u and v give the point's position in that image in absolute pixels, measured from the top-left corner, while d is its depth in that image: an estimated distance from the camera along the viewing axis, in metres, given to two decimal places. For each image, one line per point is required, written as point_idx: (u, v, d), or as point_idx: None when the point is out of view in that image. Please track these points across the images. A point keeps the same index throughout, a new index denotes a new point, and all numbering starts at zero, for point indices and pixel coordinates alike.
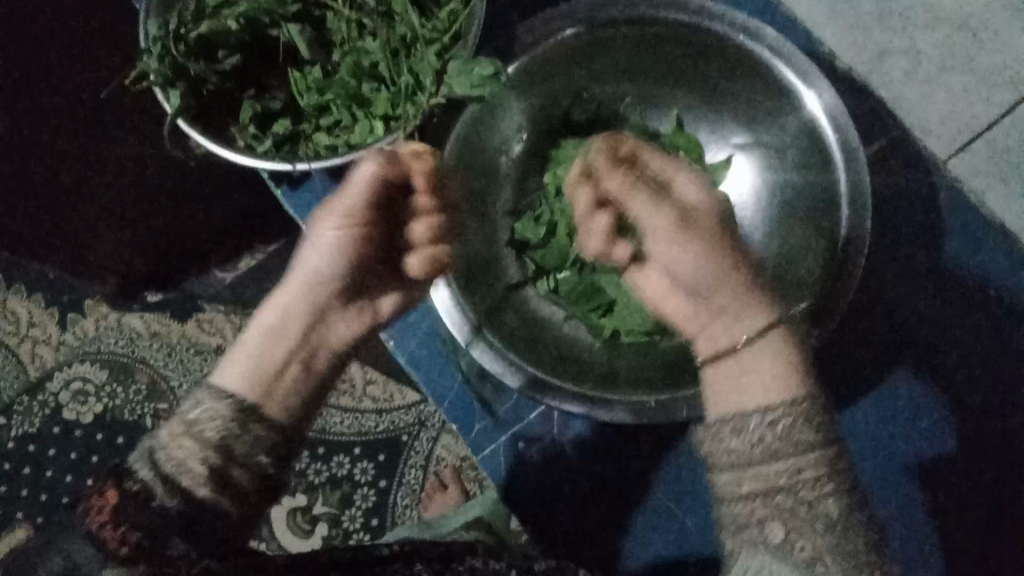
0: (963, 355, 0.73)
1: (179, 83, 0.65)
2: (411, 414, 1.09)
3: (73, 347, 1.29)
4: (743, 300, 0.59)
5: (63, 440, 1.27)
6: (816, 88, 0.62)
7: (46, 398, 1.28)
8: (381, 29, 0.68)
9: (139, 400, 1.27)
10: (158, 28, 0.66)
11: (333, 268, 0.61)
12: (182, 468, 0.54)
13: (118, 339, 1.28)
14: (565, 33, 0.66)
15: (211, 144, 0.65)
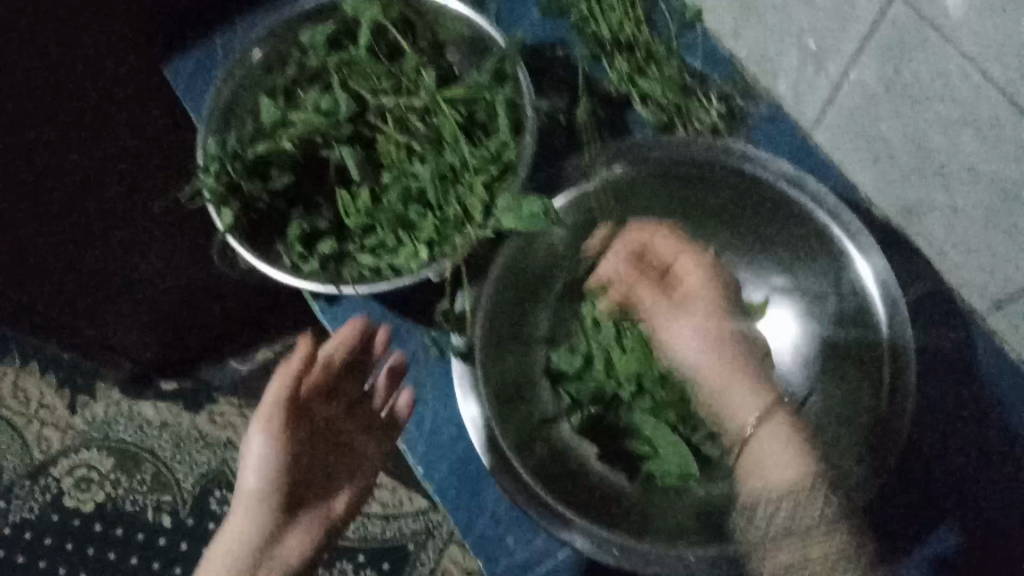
0: (1004, 540, 0.70)
1: (231, 200, 0.66)
2: None
3: (82, 431, 1.50)
4: (747, 380, 0.69)
5: (108, 516, 1.46)
6: (856, 239, 0.63)
7: (49, 483, 1.48)
8: (430, 155, 0.70)
9: (140, 490, 1.47)
10: (216, 146, 0.67)
11: (266, 479, 0.73)
12: None
13: (127, 427, 1.49)
14: (613, 169, 0.67)
15: (256, 262, 0.66)
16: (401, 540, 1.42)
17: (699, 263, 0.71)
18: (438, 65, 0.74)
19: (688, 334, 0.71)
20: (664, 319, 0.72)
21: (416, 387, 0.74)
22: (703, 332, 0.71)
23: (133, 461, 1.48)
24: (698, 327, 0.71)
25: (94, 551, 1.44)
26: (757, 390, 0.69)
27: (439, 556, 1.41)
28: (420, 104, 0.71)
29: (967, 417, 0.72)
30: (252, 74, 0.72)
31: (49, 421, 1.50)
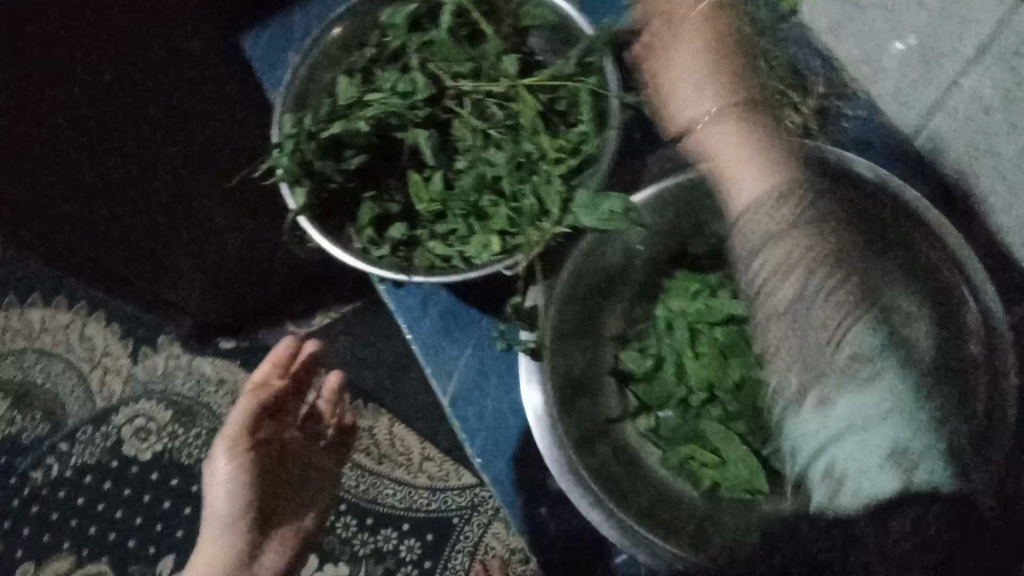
0: None
1: (305, 180, 0.66)
2: (465, 498, 1.43)
3: (142, 382, 1.53)
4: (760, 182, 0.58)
5: (165, 467, 1.50)
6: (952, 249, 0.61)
7: (111, 430, 1.51)
8: (508, 143, 0.68)
9: (196, 444, 1.50)
10: (292, 124, 0.67)
11: (233, 505, 0.80)
12: None
13: (186, 381, 1.53)
14: (704, 168, 0.64)
15: (327, 244, 0.64)
16: (446, 514, 1.43)
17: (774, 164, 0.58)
18: (520, 49, 0.72)
19: (736, 139, 0.60)
20: (721, 140, 0.60)
21: (482, 379, 0.73)
22: (759, 141, 0.60)
23: (191, 416, 1.52)
24: (762, 138, 0.60)
25: (151, 498, 1.48)
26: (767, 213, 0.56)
27: (482, 532, 1.42)
28: (499, 90, 0.69)
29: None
30: (330, 48, 0.70)
31: (112, 370, 1.54)
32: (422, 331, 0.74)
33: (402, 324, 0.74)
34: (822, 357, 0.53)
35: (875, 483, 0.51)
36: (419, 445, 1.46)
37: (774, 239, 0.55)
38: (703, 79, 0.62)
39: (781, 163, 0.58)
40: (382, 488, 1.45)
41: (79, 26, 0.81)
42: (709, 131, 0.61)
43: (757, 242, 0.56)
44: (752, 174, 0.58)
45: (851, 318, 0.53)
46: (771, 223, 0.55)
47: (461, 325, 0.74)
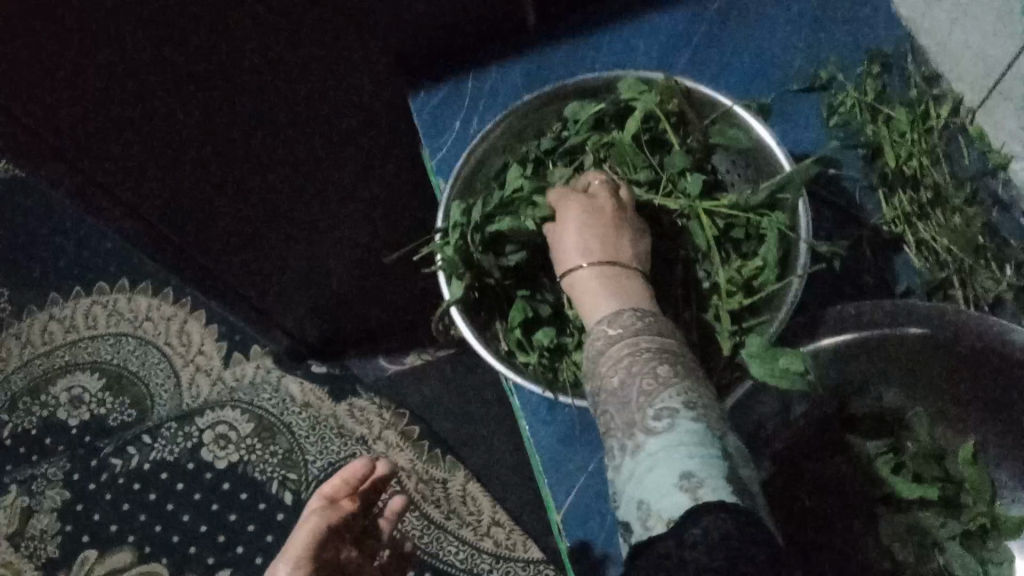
0: None
1: (465, 273, 0.64)
2: (528, 571, 1.38)
3: (230, 389, 1.54)
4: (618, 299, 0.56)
5: (236, 479, 1.47)
6: None
7: (192, 432, 1.51)
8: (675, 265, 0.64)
9: (271, 462, 1.48)
10: (460, 212, 0.65)
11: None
12: None
13: (272, 397, 1.53)
14: (908, 330, 0.62)
15: (475, 343, 0.62)
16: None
17: (612, 285, 0.57)
18: (702, 165, 0.69)
19: (595, 280, 0.57)
20: (588, 286, 0.57)
21: (604, 499, 0.69)
22: (622, 283, 0.57)
23: (270, 433, 1.50)
24: (611, 277, 0.57)
25: (216, 508, 1.46)
26: (609, 298, 0.56)
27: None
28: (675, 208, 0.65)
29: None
30: (512, 131, 0.69)
31: (203, 371, 1.55)
32: (546, 439, 0.71)
33: (526, 428, 0.72)
34: (632, 415, 0.52)
35: (665, 504, 0.48)
36: (490, 507, 1.41)
37: (611, 364, 0.53)
38: (586, 226, 0.60)
39: (641, 321, 0.54)
40: (445, 544, 1.41)
41: (262, 75, 0.77)
42: (579, 279, 0.58)
43: (602, 371, 0.54)
44: (608, 319, 0.55)
45: (672, 383, 0.52)
46: (614, 366, 0.53)
47: (589, 438, 0.71)
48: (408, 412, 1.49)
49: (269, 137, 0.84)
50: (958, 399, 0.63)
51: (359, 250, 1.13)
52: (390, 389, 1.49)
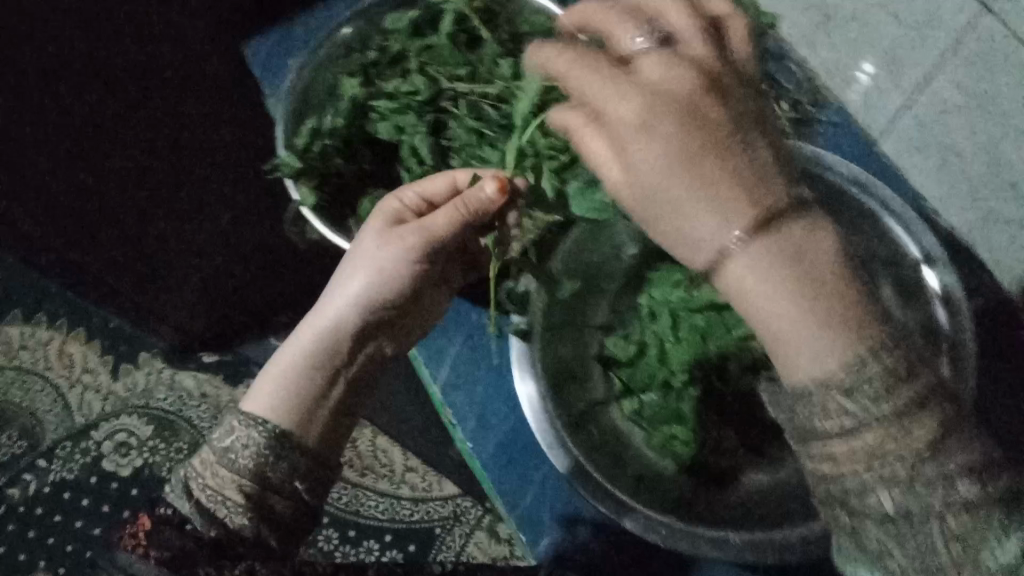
0: None
1: (310, 174, 0.68)
2: (447, 508, 1.41)
3: (122, 399, 1.43)
4: (832, 318, 0.41)
5: (119, 495, 1.37)
6: (923, 249, 0.63)
7: (89, 446, 1.40)
8: (500, 142, 0.71)
9: (177, 458, 1.39)
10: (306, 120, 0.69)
11: (304, 376, 0.63)
12: (219, 498, 0.61)
13: (168, 395, 1.42)
14: None
15: (329, 235, 0.67)
16: (429, 524, 1.41)
17: (794, 291, 0.41)
18: (515, 53, 0.75)
19: (770, 268, 0.42)
20: (762, 281, 0.42)
21: (474, 364, 0.77)
22: (819, 291, 0.42)
23: (173, 430, 1.41)
24: (799, 279, 0.42)
25: None
26: (815, 331, 0.41)
27: (463, 543, 1.39)
28: (493, 92, 0.72)
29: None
30: (340, 49, 0.75)
31: (93, 388, 1.43)
32: None
33: None
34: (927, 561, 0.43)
35: None
36: (401, 457, 1.43)
37: (852, 434, 0.42)
38: (667, 152, 0.43)
39: (851, 329, 0.41)
40: (363, 499, 1.42)
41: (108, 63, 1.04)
42: (746, 256, 0.42)
43: (810, 422, 0.43)
44: (827, 346, 0.41)
45: (987, 502, 0.42)
46: (837, 413, 0.42)
47: (466, 326, 0.79)
48: None
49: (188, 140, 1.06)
50: None
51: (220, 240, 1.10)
52: None
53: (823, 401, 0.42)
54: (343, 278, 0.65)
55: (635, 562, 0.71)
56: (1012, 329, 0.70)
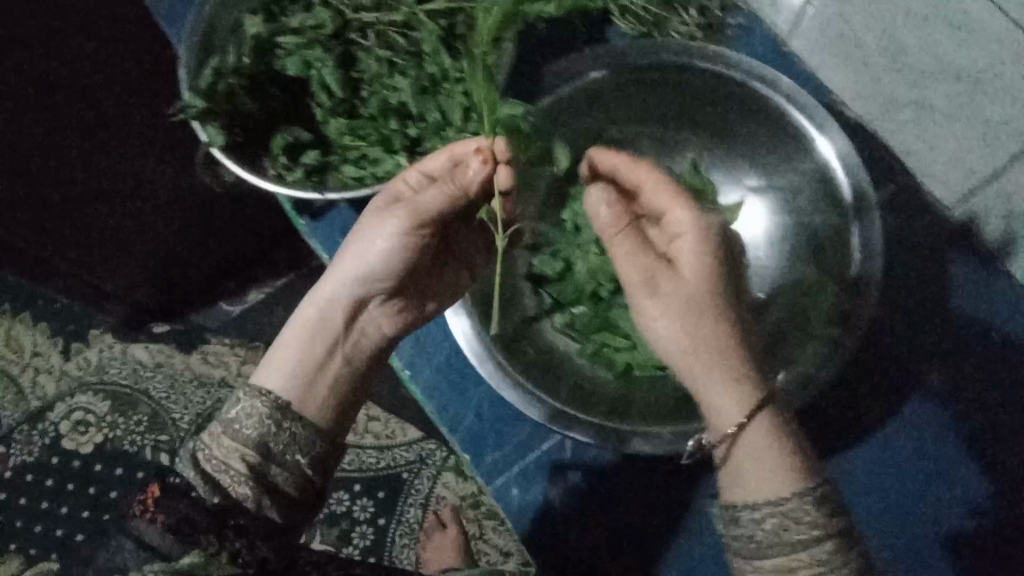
0: (989, 413, 0.70)
1: (217, 116, 0.67)
2: (411, 452, 1.19)
3: (77, 377, 1.34)
4: (778, 469, 0.53)
5: (81, 473, 1.26)
6: (829, 140, 0.63)
7: (47, 427, 1.30)
8: (410, 68, 0.71)
9: (138, 432, 1.28)
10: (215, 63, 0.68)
11: (305, 353, 0.64)
12: (223, 465, 0.59)
13: (122, 369, 1.32)
14: (591, 76, 0.68)
15: (243, 173, 0.67)
16: (396, 471, 1.18)
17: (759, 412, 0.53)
18: None
19: (755, 440, 0.53)
20: (758, 452, 0.53)
21: None
22: (778, 460, 0.53)
23: (131, 403, 1.29)
24: (763, 441, 0.53)
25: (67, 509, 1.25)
26: (782, 475, 0.53)
27: (432, 490, 1.17)
28: (399, 19, 0.71)
29: (952, 291, 0.72)
30: None
31: (45, 370, 1.35)
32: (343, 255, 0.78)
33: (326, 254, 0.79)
34: (773, 532, 0.52)
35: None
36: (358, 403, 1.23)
37: (778, 535, 0.52)
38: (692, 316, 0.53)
39: (795, 462, 0.54)
40: None
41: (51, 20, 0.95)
42: (738, 445, 0.54)
43: (753, 536, 0.53)
44: (782, 481, 0.53)
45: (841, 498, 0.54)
46: (805, 528, 0.52)
47: None
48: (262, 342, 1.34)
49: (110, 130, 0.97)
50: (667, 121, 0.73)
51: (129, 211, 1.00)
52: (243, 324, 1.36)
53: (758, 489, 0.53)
54: (340, 257, 0.65)
55: (571, 465, 0.74)
56: (911, 209, 0.73)
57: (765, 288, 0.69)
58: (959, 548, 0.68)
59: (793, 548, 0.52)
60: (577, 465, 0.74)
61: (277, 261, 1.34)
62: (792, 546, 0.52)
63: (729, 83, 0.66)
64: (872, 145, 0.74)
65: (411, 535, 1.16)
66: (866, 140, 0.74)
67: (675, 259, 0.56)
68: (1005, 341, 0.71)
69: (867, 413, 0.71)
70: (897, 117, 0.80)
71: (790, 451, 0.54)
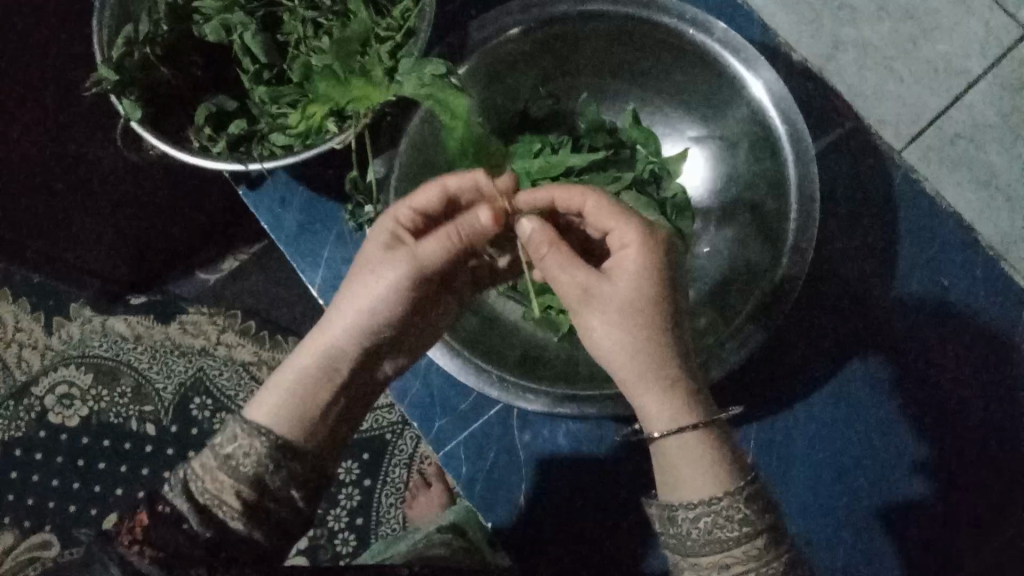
0: (936, 354, 0.69)
1: (132, 90, 0.65)
2: (395, 412, 1.12)
3: (60, 351, 1.19)
4: (716, 469, 0.50)
5: (66, 446, 1.16)
6: (763, 85, 0.61)
7: (31, 403, 1.18)
8: (335, 28, 0.67)
9: (123, 404, 1.16)
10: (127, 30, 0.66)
11: (309, 397, 0.58)
12: (218, 500, 0.55)
13: (104, 343, 1.19)
14: (510, 33, 0.65)
15: (164, 146, 0.65)
16: (379, 433, 1.12)
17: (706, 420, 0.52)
18: None
19: (691, 447, 0.51)
20: (690, 457, 0.51)
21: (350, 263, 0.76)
22: (715, 464, 0.51)
23: (113, 375, 1.17)
24: (702, 449, 0.51)
25: (59, 482, 1.15)
26: (716, 475, 0.50)
27: (416, 448, 1.11)
28: None
29: (898, 232, 0.71)
30: None
31: (29, 346, 1.20)
32: (283, 227, 0.76)
33: (266, 224, 0.76)
34: (703, 534, 0.50)
35: None
36: None
37: (717, 539, 0.49)
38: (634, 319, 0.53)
39: (729, 464, 0.51)
40: None
41: None
42: (670, 446, 0.51)
43: (687, 538, 0.50)
44: (718, 482, 0.50)
45: None
46: (737, 525, 0.49)
47: (321, 218, 0.76)
48: (241, 309, 1.18)
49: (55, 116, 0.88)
50: (603, 72, 0.71)
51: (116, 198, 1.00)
52: (216, 291, 1.19)
53: (690, 492, 0.50)
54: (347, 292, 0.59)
55: (521, 427, 0.74)
56: (855, 152, 0.72)
57: (706, 249, 0.69)
58: (921, 488, 0.68)
59: (726, 545, 0.49)
60: (527, 427, 0.74)
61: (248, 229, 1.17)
62: (724, 544, 0.49)
63: (664, 30, 0.63)
64: (809, 92, 0.72)
65: (399, 495, 1.10)
66: (804, 86, 0.73)
67: (613, 269, 0.55)
68: (952, 282, 0.70)
69: (821, 360, 0.70)
70: (841, 56, 0.83)
71: (725, 454, 0.51)
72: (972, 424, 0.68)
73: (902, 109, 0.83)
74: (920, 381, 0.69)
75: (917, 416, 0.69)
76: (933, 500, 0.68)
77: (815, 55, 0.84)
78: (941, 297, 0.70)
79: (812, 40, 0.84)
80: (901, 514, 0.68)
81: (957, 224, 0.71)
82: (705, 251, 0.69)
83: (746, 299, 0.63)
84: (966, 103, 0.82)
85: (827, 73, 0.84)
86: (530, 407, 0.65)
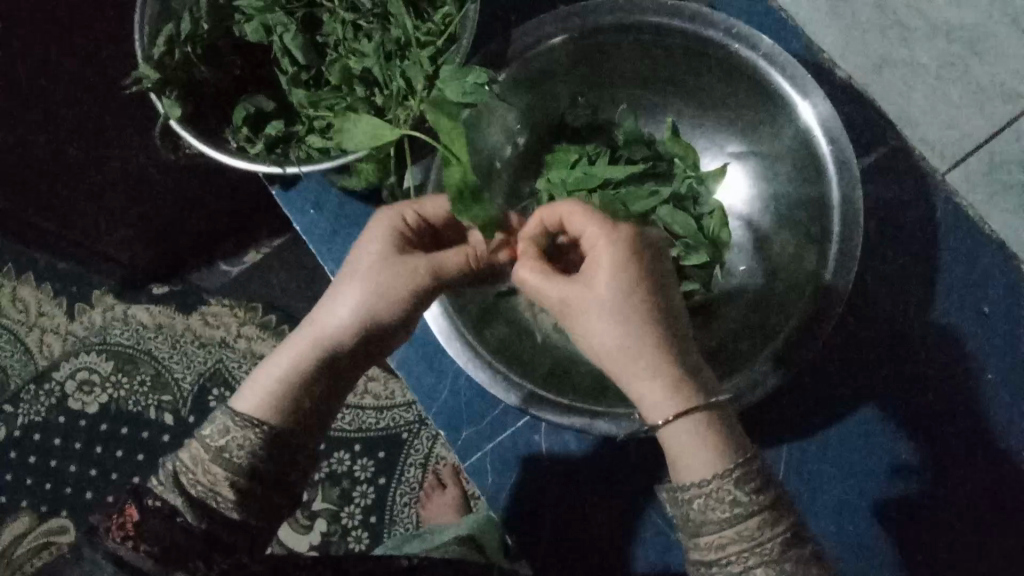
0: (975, 383, 0.68)
1: (170, 87, 0.66)
2: (413, 412, 1.12)
3: (81, 337, 1.20)
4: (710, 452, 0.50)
5: (83, 432, 1.16)
6: (810, 104, 0.60)
7: (52, 387, 1.18)
8: (376, 31, 0.66)
9: (142, 392, 1.17)
10: (170, 29, 0.66)
11: (300, 387, 0.58)
12: (212, 491, 0.55)
13: (125, 331, 1.19)
14: (553, 41, 0.64)
15: (201, 147, 0.65)
16: (396, 432, 1.11)
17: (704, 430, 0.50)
18: None
19: (684, 432, 0.50)
20: (684, 443, 0.50)
21: None
22: (708, 443, 0.50)
23: (133, 363, 1.18)
24: (697, 433, 0.50)
25: (76, 468, 1.15)
26: (711, 455, 0.50)
27: (433, 449, 1.10)
28: None
29: (938, 256, 0.69)
30: None
31: (52, 331, 1.21)
32: (314, 229, 0.76)
33: (297, 226, 0.76)
34: (699, 517, 0.50)
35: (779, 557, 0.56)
36: None
37: (718, 522, 0.49)
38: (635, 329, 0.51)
39: (725, 444, 0.50)
40: None
41: None
42: (666, 434, 0.51)
43: (688, 517, 0.50)
44: (710, 462, 0.50)
45: None
46: (726, 506, 0.49)
47: (353, 222, 0.75)
48: (262, 303, 1.18)
49: (85, 110, 0.88)
50: (644, 84, 0.70)
51: (134, 190, 0.99)
52: (240, 285, 1.19)
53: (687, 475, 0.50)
54: (343, 287, 0.59)
55: (545, 438, 0.74)
56: (897, 173, 0.71)
57: (743, 267, 0.69)
58: (954, 515, 0.67)
59: (720, 524, 0.49)
60: (552, 437, 0.74)
61: (275, 222, 1.18)
62: (717, 523, 0.49)
63: (709, 44, 0.62)
64: (854, 111, 0.71)
65: (414, 495, 1.10)
66: (848, 103, 0.72)
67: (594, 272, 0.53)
68: (993, 309, 0.69)
69: (853, 383, 0.69)
70: (887, 73, 0.82)
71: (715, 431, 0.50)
72: (1006, 455, 0.67)
73: (948, 128, 0.81)
74: (955, 410, 0.68)
75: (949, 445, 0.68)
76: (965, 532, 0.67)
77: (860, 73, 0.83)
78: (980, 324, 0.69)
79: (857, 55, 0.83)
80: (932, 541, 0.67)
81: (998, 249, 0.69)
82: (742, 269, 0.69)
83: (785, 319, 0.62)
84: (1013, 127, 0.81)
85: (873, 90, 0.83)
86: (540, 417, 0.64)
